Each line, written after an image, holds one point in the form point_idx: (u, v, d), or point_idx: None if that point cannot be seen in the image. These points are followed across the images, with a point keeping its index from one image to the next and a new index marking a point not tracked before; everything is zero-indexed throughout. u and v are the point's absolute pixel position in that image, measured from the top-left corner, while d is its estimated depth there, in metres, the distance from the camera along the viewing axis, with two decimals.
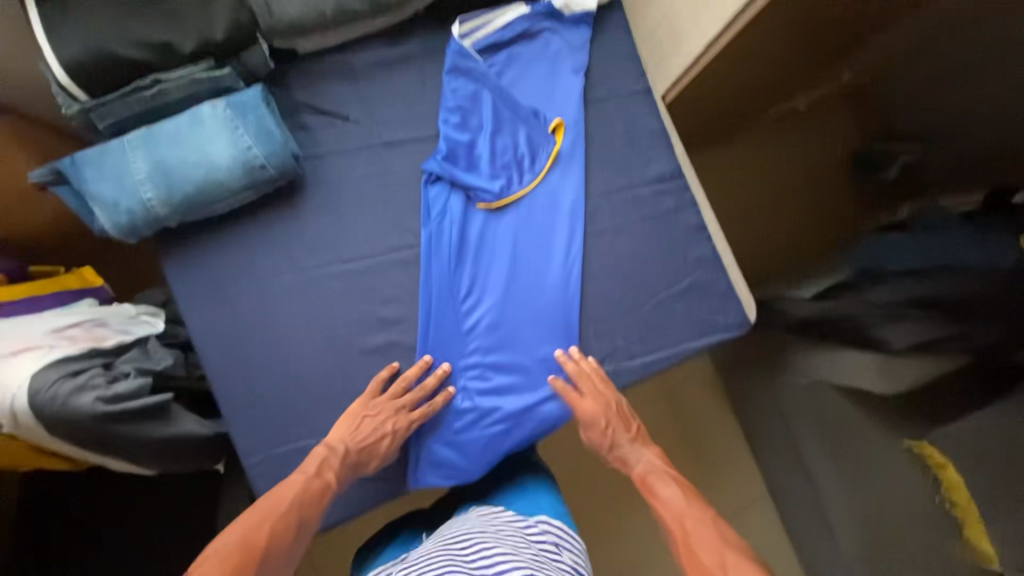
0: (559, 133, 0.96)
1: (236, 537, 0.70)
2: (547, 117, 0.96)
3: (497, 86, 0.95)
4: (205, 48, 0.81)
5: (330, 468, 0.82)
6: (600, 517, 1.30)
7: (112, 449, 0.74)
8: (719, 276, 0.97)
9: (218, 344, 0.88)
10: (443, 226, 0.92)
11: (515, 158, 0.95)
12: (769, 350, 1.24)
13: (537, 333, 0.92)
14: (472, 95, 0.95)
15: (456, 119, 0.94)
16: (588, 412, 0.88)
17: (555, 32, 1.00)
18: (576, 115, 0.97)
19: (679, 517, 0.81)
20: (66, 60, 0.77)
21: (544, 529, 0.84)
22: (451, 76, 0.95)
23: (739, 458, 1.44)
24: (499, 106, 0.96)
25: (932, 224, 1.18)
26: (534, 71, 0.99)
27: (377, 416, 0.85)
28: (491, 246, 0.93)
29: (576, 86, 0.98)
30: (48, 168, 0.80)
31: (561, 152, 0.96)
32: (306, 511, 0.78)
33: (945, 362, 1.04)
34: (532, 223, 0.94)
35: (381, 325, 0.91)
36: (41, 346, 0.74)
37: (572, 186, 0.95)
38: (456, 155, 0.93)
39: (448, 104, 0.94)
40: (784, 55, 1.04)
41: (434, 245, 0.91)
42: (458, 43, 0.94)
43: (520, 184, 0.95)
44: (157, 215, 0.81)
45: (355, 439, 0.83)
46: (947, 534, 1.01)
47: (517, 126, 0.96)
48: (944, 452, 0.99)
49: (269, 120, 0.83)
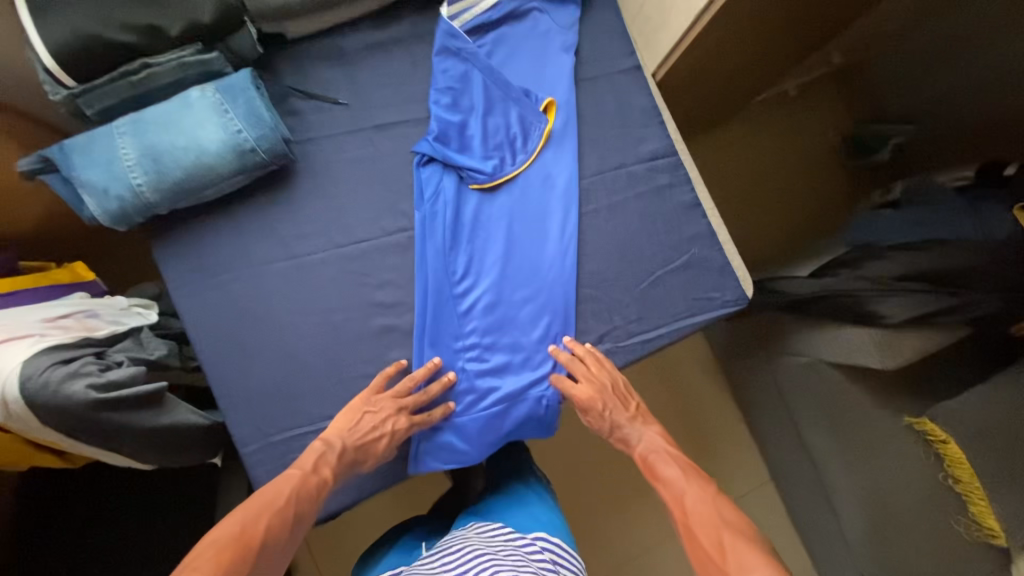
0: (551, 111, 0.95)
1: (235, 526, 0.67)
2: (538, 96, 0.96)
3: (487, 66, 0.95)
4: (192, 31, 0.80)
5: (327, 464, 0.80)
6: (603, 503, 1.29)
7: (107, 439, 0.72)
8: (715, 252, 0.97)
9: (212, 332, 0.87)
10: (436, 208, 0.91)
11: (508, 138, 0.94)
12: (765, 331, 1.24)
13: (536, 313, 0.91)
14: (462, 75, 0.94)
15: (447, 100, 0.93)
16: (585, 395, 0.86)
17: (543, 12, 1.00)
18: (568, 93, 0.97)
19: (679, 497, 0.79)
20: (50, 44, 0.76)
21: (542, 546, 0.80)
22: (441, 57, 0.94)
23: (741, 443, 1.44)
24: (490, 86, 0.95)
25: (925, 199, 1.19)
26: (524, 51, 0.99)
27: (378, 415, 0.82)
28: (486, 228, 0.93)
29: (567, 65, 0.98)
30: (36, 156, 0.79)
31: (553, 131, 0.95)
32: (304, 505, 0.75)
33: (945, 334, 1.06)
34: (527, 203, 0.94)
35: (377, 309, 0.90)
36: (32, 335, 0.73)
37: (565, 165, 0.95)
38: (447, 136, 0.92)
39: (439, 85, 0.93)
40: (774, 32, 1.05)
41: (429, 227, 0.90)
42: (448, 24, 0.93)
43: (513, 164, 0.94)
44: (148, 202, 0.80)
45: (354, 437, 0.81)
46: (952, 513, 1.02)
47: (509, 106, 0.95)
48: (945, 429, 0.98)
49: (259, 102, 0.82)
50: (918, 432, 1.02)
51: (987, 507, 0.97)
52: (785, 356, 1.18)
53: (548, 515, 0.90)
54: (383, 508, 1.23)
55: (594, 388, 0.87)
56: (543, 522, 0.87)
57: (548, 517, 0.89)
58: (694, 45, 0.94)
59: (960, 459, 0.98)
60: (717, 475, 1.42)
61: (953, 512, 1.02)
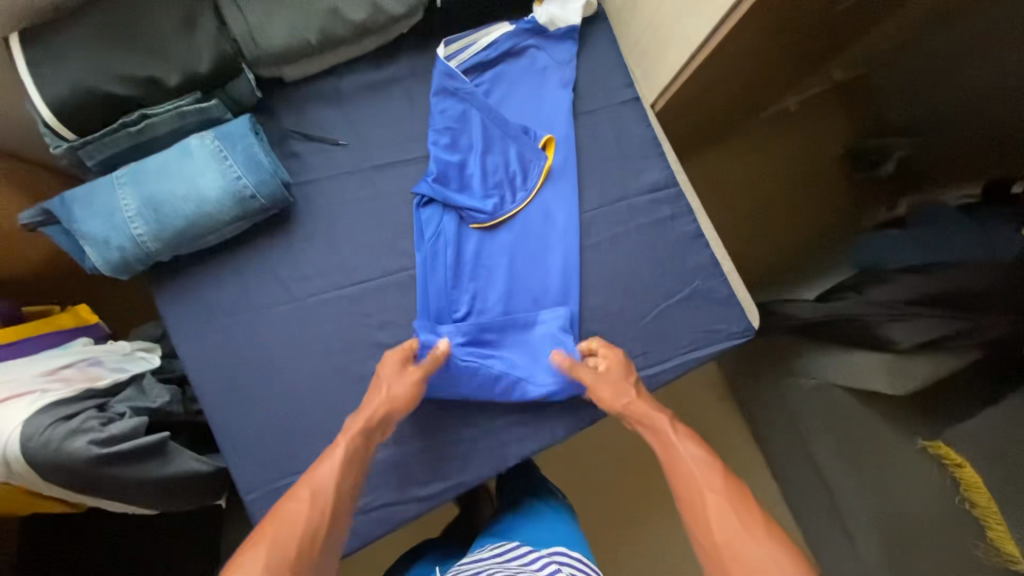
0: (550, 149, 0.95)
1: (302, 510, 0.64)
2: (537, 134, 0.96)
3: (485, 105, 0.95)
4: (191, 80, 0.81)
5: (343, 434, 0.76)
6: (613, 532, 1.27)
7: (108, 493, 0.72)
8: (719, 283, 0.96)
9: (215, 378, 0.87)
10: (437, 248, 0.90)
11: (507, 176, 0.94)
12: (777, 353, 1.24)
13: (534, 329, 0.91)
14: (461, 115, 0.94)
15: (446, 140, 0.93)
16: (609, 359, 0.85)
17: (541, 49, 1.00)
18: (566, 130, 0.97)
19: (701, 472, 0.71)
20: (51, 100, 0.77)
21: (559, 561, 0.77)
22: (439, 97, 0.94)
23: (752, 465, 1.41)
24: (488, 125, 0.95)
25: (931, 218, 1.17)
26: (521, 89, 0.99)
27: (376, 381, 0.81)
28: (487, 265, 0.93)
29: (565, 101, 0.98)
30: (37, 210, 0.79)
31: (552, 167, 0.95)
32: (336, 485, 0.70)
33: (959, 359, 1.01)
34: (528, 238, 0.94)
35: (378, 350, 0.89)
36: (32, 391, 0.72)
37: (565, 202, 0.95)
38: (447, 176, 0.92)
39: (437, 125, 0.93)
40: (774, 61, 1.04)
41: (430, 267, 0.90)
42: (446, 64, 0.93)
43: (513, 202, 0.94)
44: (148, 250, 0.81)
45: (365, 407, 0.78)
46: (970, 538, 0.96)
47: (507, 144, 0.95)
48: (960, 453, 0.94)
49: (257, 149, 0.82)
50: (932, 455, 0.99)
51: (1006, 532, 0.90)
52: (790, 378, 1.20)
53: (566, 528, 0.89)
54: (389, 543, 1.21)
55: (612, 352, 0.86)
56: (557, 533, 0.87)
57: (564, 528, 0.89)
58: (694, 78, 0.93)
59: (976, 483, 0.93)
60: None
61: (969, 536, 0.96)
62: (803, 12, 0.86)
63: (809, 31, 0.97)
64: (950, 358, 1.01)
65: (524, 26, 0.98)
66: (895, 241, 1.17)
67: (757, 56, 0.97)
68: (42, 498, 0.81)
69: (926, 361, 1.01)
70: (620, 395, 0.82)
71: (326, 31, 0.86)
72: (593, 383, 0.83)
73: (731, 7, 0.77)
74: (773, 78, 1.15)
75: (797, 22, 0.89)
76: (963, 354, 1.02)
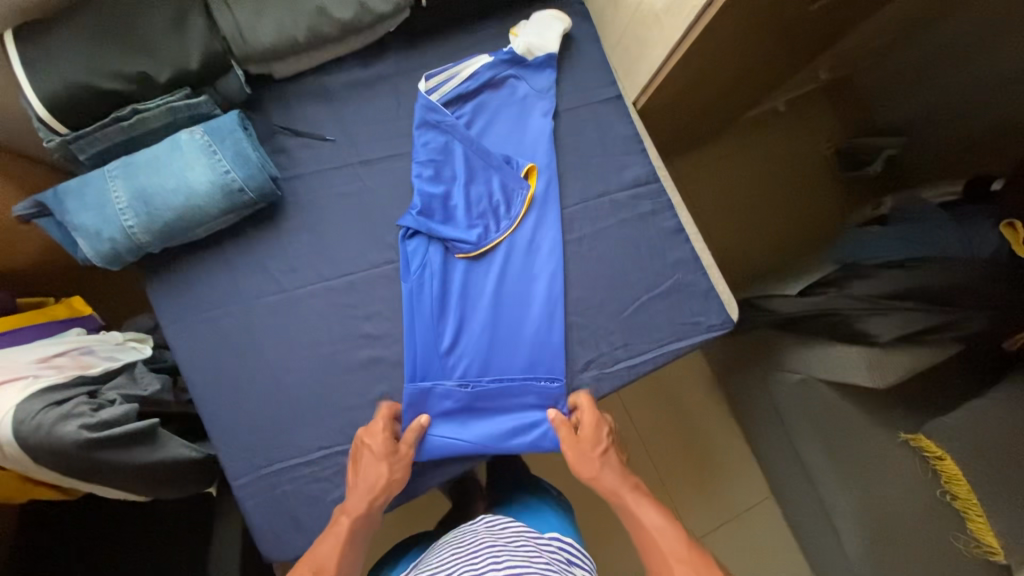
0: (532, 177, 0.97)
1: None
2: (519, 163, 0.97)
3: (468, 137, 0.97)
4: (180, 76, 0.84)
5: (344, 516, 0.81)
6: (599, 524, 1.29)
7: (98, 477, 0.74)
8: (700, 277, 0.98)
9: (204, 367, 0.89)
10: (423, 280, 0.92)
11: (491, 206, 0.96)
12: (757, 348, 1.21)
13: (517, 390, 0.91)
14: (443, 147, 0.96)
15: (429, 173, 0.95)
16: (587, 426, 0.89)
17: (520, 78, 1.01)
18: (547, 158, 0.98)
19: (664, 541, 0.79)
20: (44, 93, 0.80)
21: (557, 545, 0.80)
22: (421, 130, 0.96)
23: (740, 458, 1.39)
24: (471, 156, 0.97)
25: (908, 214, 1.18)
26: (502, 120, 1.00)
27: (364, 459, 0.84)
28: (473, 299, 0.93)
29: (546, 129, 0.99)
30: (31, 202, 0.82)
31: (535, 196, 0.96)
32: (341, 565, 0.77)
33: (940, 352, 1.02)
34: (511, 268, 0.95)
35: (365, 341, 0.91)
36: (26, 376, 0.74)
37: (548, 229, 0.96)
38: (431, 209, 0.93)
39: (420, 158, 0.95)
40: (759, 61, 1.06)
41: (416, 299, 0.91)
42: (426, 98, 0.95)
43: (497, 231, 0.95)
44: (139, 243, 0.83)
45: (363, 491, 0.82)
46: (952, 529, 0.98)
47: (490, 174, 0.97)
48: (939, 446, 0.97)
49: (245, 144, 0.85)
50: (914, 448, 1.01)
51: (986, 524, 0.94)
52: (779, 371, 1.15)
53: (554, 515, 0.92)
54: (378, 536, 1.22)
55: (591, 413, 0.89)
56: (548, 521, 0.90)
57: (554, 515, 0.92)
58: (674, 74, 0.95)
59: (957, 476, 0.96)
60: (719, 493, 1.37)
61: (951, 528, 0.98)
62: (782, 12, 0.87)
63: (792, 31, 0.99)
64: (926, 352, 1.01)
65: (502, 57, 0.99)
66: (876, 237, 1.16)
67: (738, 56, 0.99)
68: (39, 485, 0.83)
69: (905, 355, 1.01)
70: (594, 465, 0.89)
71: (313, 28, 0.89)
72: (566, 448, 0.88)
73: (705, 4, 0.79)
74: (761, 77, 1.15)
75: (775, 21, 0.90)
76: (943, 347, 1.02)
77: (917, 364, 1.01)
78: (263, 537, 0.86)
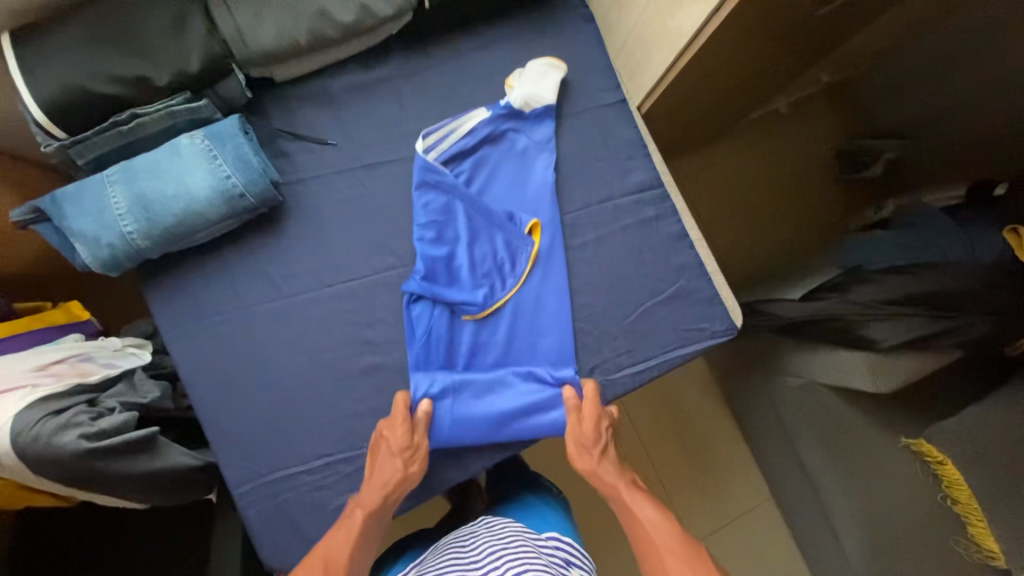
0: (536, 233, 0.95)
1: None
2: (523, 219, 0.95)
3: (469, 195, 0.94)
4: (180, 80, 0.83)
5: (361, 507, 0.81)
6: (603, 523, 1.28)
7: (98, 486, 0.73)
8: (704, 283, 0.97)
9: (202, 374, 0.88)
10: (430, 345, 0.89)
11: (496, 264, 0.94)
12: (761, 353, 1.19)
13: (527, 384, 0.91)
14: (445, 207, 0.94)
15: (431, 235, 0.92)
16: (589, 418, 0.88)
17: (520, 131, 0.99)
18: (552, 212, 0.96)
19: (660, 536, 0.78)
20: (42, 98, 0.79)
21: (554, 545, 0.79)
22: (421, 191, 0.93)
23: (740, 458, 1.39)
24: (473, 216, 0.95)
25: (914, 217, 1.17)
26: (504, 174, 0.98)
27: (393, 441, 0.83)
28: (482, 358, 0.92)
29: (548, 181, 0.97)
30: (28, 207, 0.81)
31: (539, 252, 0.95)
32: (340, 548, 0.76)
33: (939, 359, 0.99)
34: (518, 326, 0.93)
35: (365, 347, 0.91)
36: (24, 386, 0.74)
37: (554, 286, 0.94)
38: (435, 271, 0.91)
39: (421, 220, 0.93)
40: (760, 67, 1.06)
41: (423, 368, 0.89)
42: (424, 158, 0.92)
43: (503, 290, 0.93)
44: (138, 248, 0.82)
45: (379, 484, 0.82)
46: (951, 533, 0.98)
47: (494, 233, 0.95)
48: (940, 450, 0.95)
49: (246, 148, 0.84)
50: (916, 452, 1.00)
51: (986, 529, 0.93)
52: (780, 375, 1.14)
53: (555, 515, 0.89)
54: None
55: (591, 408, 0.89)
56: (548, 521, 0.87)
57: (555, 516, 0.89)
58: (676, 81, 0.96)
59: (957, 481, 0.95)
60: (721, 495, 1.37)
61: (950, 532, 0.98)
62: (783, 19, 0.87)
63: (794, 37, 0.98)
64: (931, 356, 0.99)
65: (500, 111, 0.97)
66: (882, 241, 1.16)
67: (740, 63, 0.99)
68: (38, 491, 0.82)
69: (907, 360, 0.98)
70: (590, 465, 0.89)
71: (314, 32, 0.88)
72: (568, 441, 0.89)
73: (707, 15, 0.80)
74: (760, 83, 1.15)
75: (778, 27, 0.90)
76: (942, 353, 1.00)
77: (927, 366, 0.99)
78: (263, 545, 0.86)
